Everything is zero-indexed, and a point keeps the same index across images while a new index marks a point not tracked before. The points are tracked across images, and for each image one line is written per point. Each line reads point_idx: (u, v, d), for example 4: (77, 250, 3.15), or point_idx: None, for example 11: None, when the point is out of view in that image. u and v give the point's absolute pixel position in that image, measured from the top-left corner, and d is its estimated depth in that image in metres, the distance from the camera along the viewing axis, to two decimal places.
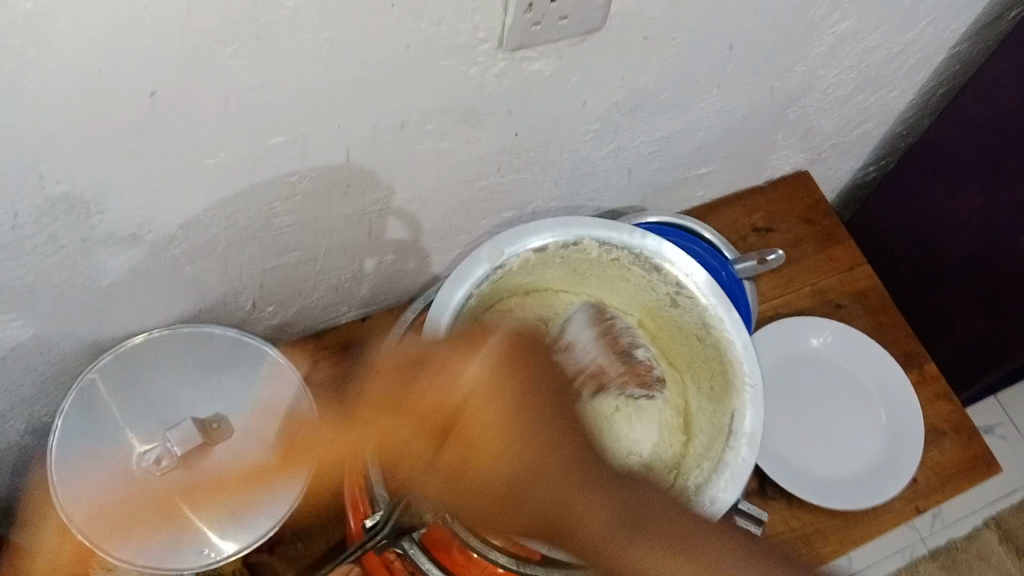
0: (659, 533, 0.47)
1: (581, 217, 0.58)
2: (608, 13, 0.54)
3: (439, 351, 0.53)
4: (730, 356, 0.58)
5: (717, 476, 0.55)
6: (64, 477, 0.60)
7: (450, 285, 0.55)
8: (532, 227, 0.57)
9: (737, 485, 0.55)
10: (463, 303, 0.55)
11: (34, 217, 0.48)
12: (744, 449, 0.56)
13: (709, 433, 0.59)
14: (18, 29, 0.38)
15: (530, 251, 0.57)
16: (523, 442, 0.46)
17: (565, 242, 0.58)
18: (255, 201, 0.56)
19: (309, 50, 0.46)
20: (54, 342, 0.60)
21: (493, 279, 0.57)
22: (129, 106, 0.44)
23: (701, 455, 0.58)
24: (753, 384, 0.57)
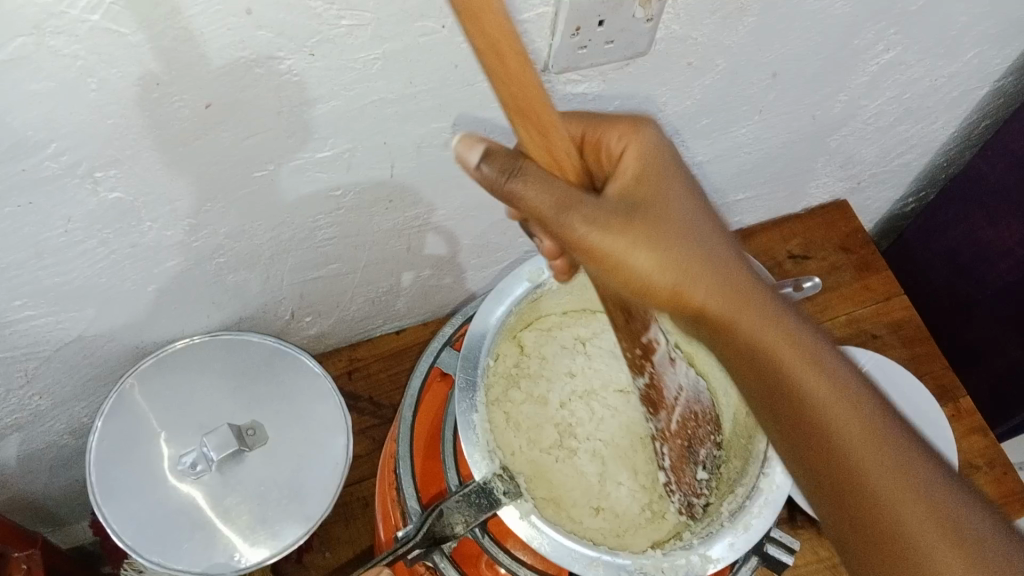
0: (821, 368, 0.44)
1: None
2: (654, 39, 0.55)
3: (478, 364, 0.51)
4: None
5: (750, 501, 0.49)
6: (103, 477, 0.62)
7: (489, 303, 0.54)
8: None
9: (772, 511, 0.49)
10: (503, 319, 0.54)
11: (89, 221, 0.50)
12: (780, 476, 0.50)
13: (743, 459, 0.53)
14: (87, 39, 0.39)
15: None
16: (702, 233, 0.44)
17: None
18: (299, 213, 0.57)
19: (361, 67, 0.47)
20: (99, 344, 0.62)
21: (533, 297, 0.57)
22: (186, 116, 0.46)
23: (735, 481, 0.52)
24: None
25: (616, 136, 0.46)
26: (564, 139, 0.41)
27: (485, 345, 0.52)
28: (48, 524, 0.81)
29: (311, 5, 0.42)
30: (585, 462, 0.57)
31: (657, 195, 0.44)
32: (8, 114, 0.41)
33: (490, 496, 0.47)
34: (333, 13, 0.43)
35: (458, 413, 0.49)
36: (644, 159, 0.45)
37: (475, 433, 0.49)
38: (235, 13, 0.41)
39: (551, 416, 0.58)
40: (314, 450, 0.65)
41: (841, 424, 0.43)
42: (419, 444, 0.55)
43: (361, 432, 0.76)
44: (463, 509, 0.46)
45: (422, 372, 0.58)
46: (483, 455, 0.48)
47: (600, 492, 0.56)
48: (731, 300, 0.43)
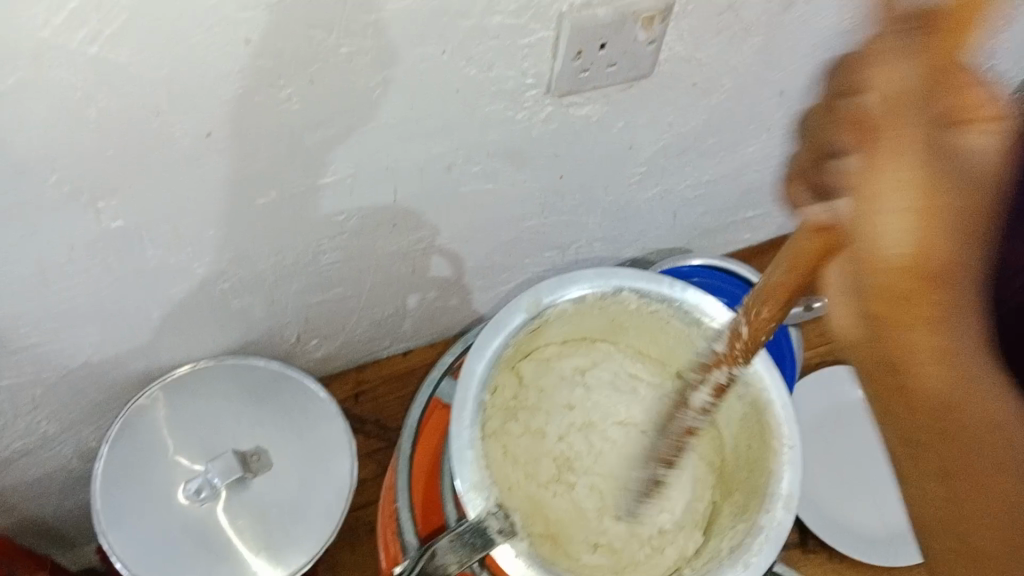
0: (1008, 427, 0.30)
1: (619, 266, 0.55)
2: (657, 60, 0.54)
3: (472, 399, 0.50)
4: (769, 416, 0.52)
5: (750, 539, 0.49)
6: (108, 503, 0.61)
7: (486, 333, 0.53)
8: (570, 276, 0.55)
9: (773, 548, 0.48)
10: (500, 350, 0.53)
11: (92, 248, 0.50)
12: (781, 511, 0.49)
13: (746, 493, 0.54)
14: (86, 71, 0.39)
15: (570, 300, 0.55)
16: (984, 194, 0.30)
17: (604, 293, 0.56)
18: (303, 238, 0.57)
19: (362, 94, 0.47)
20: (104, 369, 0.62)
21: (531, 327, 0.55)
22: (188, 145, 0.46)
23: (737, 517, 0.53)
24: (793, 446, 0.51)
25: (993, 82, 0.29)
26: (921, 64, 0.29)
27: (480, 379, 0.51)
28: (57, 547, 0.81)
29: (310, 34, 0.42)
30: (584, 494, 0.60)
31: (995, 146, 0.29)
32: (9, 145, 0.41)
33: (484, 536, 0.46)
34: (333, 41, 0.43)
35: (453, 448, 0.49)
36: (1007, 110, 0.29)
37: (468, 470, 0.48)
38: (233, 44, 0.41)
39: (549, 450, 0.61)
40: (319, 474, 0.65)
41: (985, 461, 0.30)
42: (419, 475, 0.55)
43: (366, 455, 0.75)
44: (456, 549, 0.46)
45: (421, 404, 0.57)
46: (477, 495, 0.47)
47: (597, 527, 0.59)
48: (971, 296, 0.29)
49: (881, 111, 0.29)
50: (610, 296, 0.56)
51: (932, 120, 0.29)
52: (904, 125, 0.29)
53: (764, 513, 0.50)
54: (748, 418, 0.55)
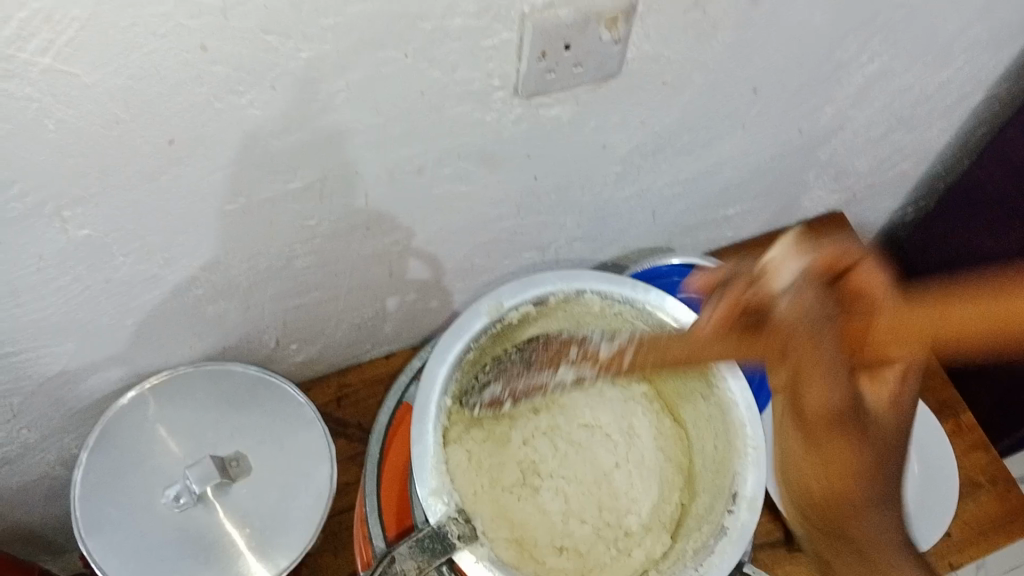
0: None
1: (580, 269, 0.57)
2: (624, 59, 0.54)
3: (433, 405, 0.51)
4: (733, 416, 0.54)
5: (712, 542, 0.51)
6: (87, 509, 0.61)
7: (448, 337, 0.54)
8: (531, 279, 0.57)
9: (736, 549, 0.50)
10: (462, 356, 0.54)
11: (60, 258, 0.50)
12: (745, 513, 0.51)
13: (711, 494, 0.55)
14: (41, 82, 0.39)
15: (531, 303, 0.56)
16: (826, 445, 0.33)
17: (566, 296, 0.57)
18: (276, 243, 0.57)
19: (325, 99, 0.47)
20: (82, 377, 0.62)
21: (494, 332, 0.56)
22: (149, 153, 0.46)
23: (702, 517, 0.54)
24: (757, 446, 0.53)
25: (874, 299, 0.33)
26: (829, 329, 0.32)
27: (441, 384, 0.52)
28: (47, 553, 0.81)
29: (268, 40, 0.42)
30: (548, 499, 0.61)
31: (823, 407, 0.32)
32: None
33: (444, 542, 0.47)
34: (291, 47, 0.43)
35: (414, 454, 0.50)
36: (888, 319, 0.33)
37: (429, 476, 0.49)
38: (189, 51, 0.41)
39: (513, 454, 0.61)
40: (297, 481, 0.65)
41: None
42: (389, 481, 0.57)
43: (349, 460, 0.75)
44: (416, 555, 0.47)
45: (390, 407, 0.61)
46: (437, 499, 0.49)
47: (563, 530, 0.59)
48: (874, 462, 0.33)
49: (814, 347, 0.32)
50: (573, 298, 0.57)
51: (825, 367, 0.32)
52: (822, 358, 0.31)
53: (728, 514, 0.51)
54: (714, 417, 0.57)
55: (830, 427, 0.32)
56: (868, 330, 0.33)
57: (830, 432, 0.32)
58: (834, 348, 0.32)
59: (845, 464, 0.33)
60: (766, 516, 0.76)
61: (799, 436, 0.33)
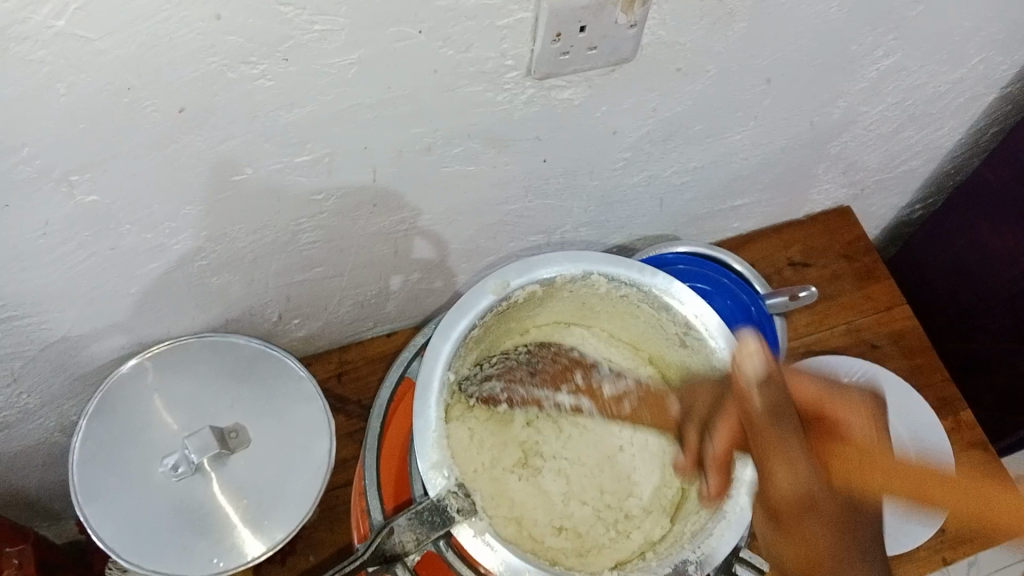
0: None
1: (589, 250, 0.57)
2: (639, 44, 0.54)
3: (437, 379, 0.51)
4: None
5: (711, 525, 0.51)
6: (84, 476, 0.62)
7: (452, 315, 0.54)
8: (539, 258, 0.57)
9: (736, 533, 0.50)
10: (466, 333, 0.54)
11: (66, 223, 0.50)
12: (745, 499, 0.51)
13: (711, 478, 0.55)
14: (53, 45, 0.39)
15: (537, 283, 0.56)
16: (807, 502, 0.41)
17: (573, 277, 0.57)
18: (282, 217, 0.57)
19: (337, 73, 0.47)
20: (84, 344, 0.62)
21: (499, 310, 0.56)
22: (159, 121, 0.45)
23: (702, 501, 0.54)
24: None
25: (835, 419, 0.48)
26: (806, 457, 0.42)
27: (445, 359, 0.52)
28: (43, 519, 0.82)
29: (282, 11, 0.42)
30: (550, 480, 0.61)
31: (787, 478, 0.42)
32: None
33: (443, 515, 0.47)
34: (305, 19, 0.43)
35: (416, 428, 0.50)
36: (858, 449, 0.45)
37: (430, 450, 0.50)
38: (203, 19, 0.40)
39: (516, 434, 0.61)
40: (296, 455, 0.65)
41: None
42: (389, 455, 0.57)
43: (347, 436, 0.75)
44: (414, 527, 0.47)
45: (391, 384, 0.61)
46: (438, 474, 0.49)
47: (562, 511, 0.59)
48: (840, 530, 0.41)
49: (773, 429, 0.44)
50: (579, 280, 0.57)
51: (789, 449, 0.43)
52: (783, 441, 0.43)
53: (728, 498, 0.51)
54: None
55: (800, 510, 0.42)
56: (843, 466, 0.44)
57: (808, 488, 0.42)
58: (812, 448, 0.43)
59: (823, 517, 0.41)
60: None
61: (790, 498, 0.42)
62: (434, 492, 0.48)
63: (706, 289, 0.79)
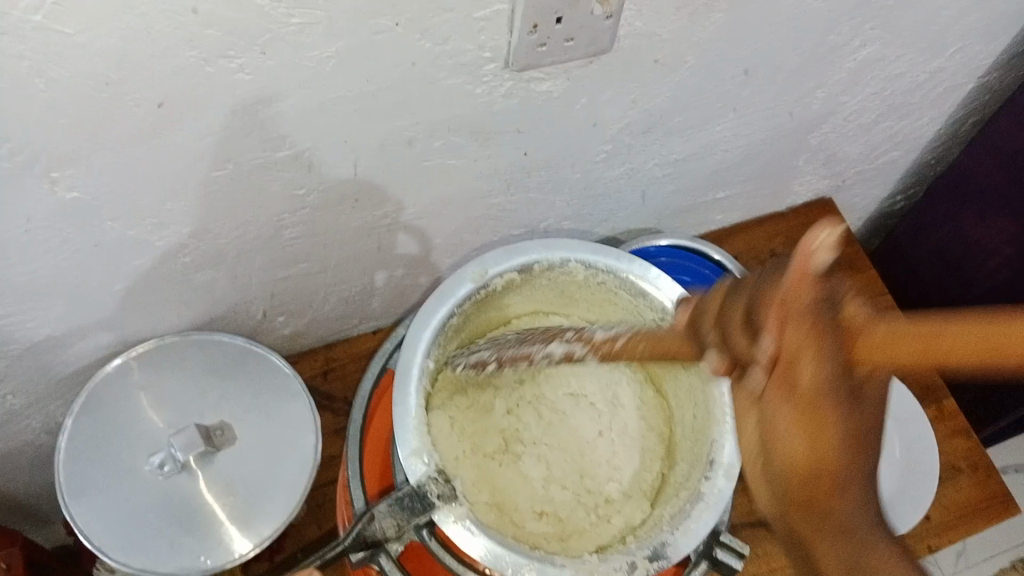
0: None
1: (565, 238, 0.57)
2: (617, 36, 0.54)
3: (416, 366, 0.52)
4: (712, 385, 0.55)
5: (689, 506, 0.51)
6: (70, 476, 0.61)
7: (432, 302, 0.55)
8: (519, 247, 0.57)
9: (713, 515, 0.51)
10: (445, 320, 0.55)
11: (48, 219, 0.50)
12: (722, 481, 0.51)
13: (690, 462, 0.56)
14: (31, 38, 0.39)
15: (516, 271, 0.57)
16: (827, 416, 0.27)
17: (551, 264, 0.57)
18: (265, 212, 0.57)
19: (317, 66, 0.47)
20: (69, 343, 0.62)
21: (478, 298, 0.57)
22: (140, 115, 0.45)
23: (680, 484, 0.55)
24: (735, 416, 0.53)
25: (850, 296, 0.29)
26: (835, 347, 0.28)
27: (424, 346, 0.53)
28: (31, 522, 0.81)
29: (259, 4, 0.42)
30: (530, 465, 0.61)
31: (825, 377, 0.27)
32: None
33: (423, 500, 0.48)
34: (284, 12, 0.43)
35: (396, 415, 0.50)
36: (888, 323, 0.28)
37: (410, 437, 0.50)
38: (182, 12, 0.41)
39: (496, 422, 0.62)
40: (283, 451, 0.65)
41: None
42: (373, 446, 0.58)
43: (334, 433, 0.76)
44: (395, 513, 0.48)
45: (374, 374, 0.62)
46: (418, 460, 0.50)
47: (544, 496, 0.59)
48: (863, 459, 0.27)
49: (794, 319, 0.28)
50: (557, 268, 0.58)
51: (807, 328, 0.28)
52: (815, 333, 0.28)
53: (706, 480, 0.52)
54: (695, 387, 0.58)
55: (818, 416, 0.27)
56: (859, 332, 0.28)
57: (822, 402, 0.27)
58: (829, 328, 0.28)
59: (830, 441, 0.27)
60: (746, 496, 0.77)
61: (795, 412, 0.28)
62: (415, 478, 0.49)
63: (690, 282, 0.80)
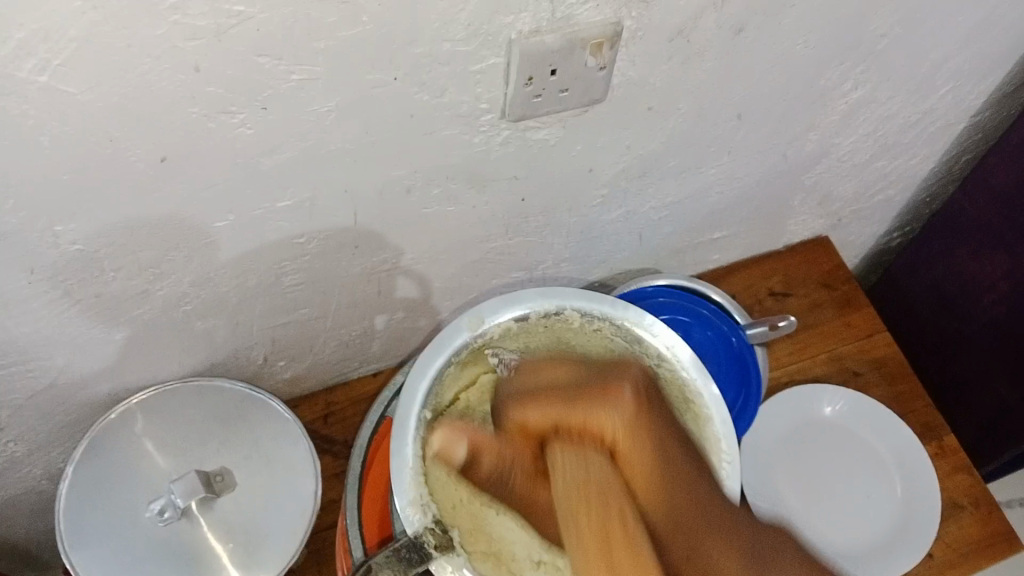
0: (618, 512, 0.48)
1: (562, 287, 0.60)
2: (610, 84, 0.56)
3: (413, 417, 0.54)
4: (709, 432, 0.58)
5: None
6: (72, 523, 0.61)
7: (429, 353, 0.57)
8: (514, 297, 0.59)
9: None
10: (442, 369, 0.57)
11: (52, 272, 0.50)
12: None
13: None
14: (36, 98, 0.40)
15: (511, 321, 0.59)
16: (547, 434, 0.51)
17: (547, 313, 0.60)
18: (265, 260, 0.58)
19: (316, 119, 0.48)
20: (70, 392, 0.62)
21: (475, 348, 0.59)
22: (142, 170, 0.46)
23: None
24: (731, 462, 0.56)
25: (588, 408, 0.50)
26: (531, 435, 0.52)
27: (422, 397, 0.55)
28: (31, 568, 0.81)
29: (260, 62, 0.43)
30: None
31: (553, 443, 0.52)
32: None
33: (421, 551, 0.49)
34: (284, 69, 0.44)
35: (393, 467, 0.52)
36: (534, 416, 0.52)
37: (407, 488, 0.51)
38: (183, 70, 0.42)
39: None
40: (283, 497, 0.65)
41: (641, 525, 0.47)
42: (371, 497, 0.59)
43: (333, 477, 0.75)
44: (393, 564, 0.48)
45: (372, 424, 0.64)
46: (415, 511, 0.51)
47: None
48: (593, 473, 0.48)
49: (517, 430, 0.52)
50: (553, 315, 0.60)
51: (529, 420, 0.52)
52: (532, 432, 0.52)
53: None
54: None
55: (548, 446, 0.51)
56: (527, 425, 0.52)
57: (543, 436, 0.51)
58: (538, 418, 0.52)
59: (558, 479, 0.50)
60: None
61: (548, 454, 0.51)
62: (411, 528, 0.51)
63: (687, 321, 0.80)
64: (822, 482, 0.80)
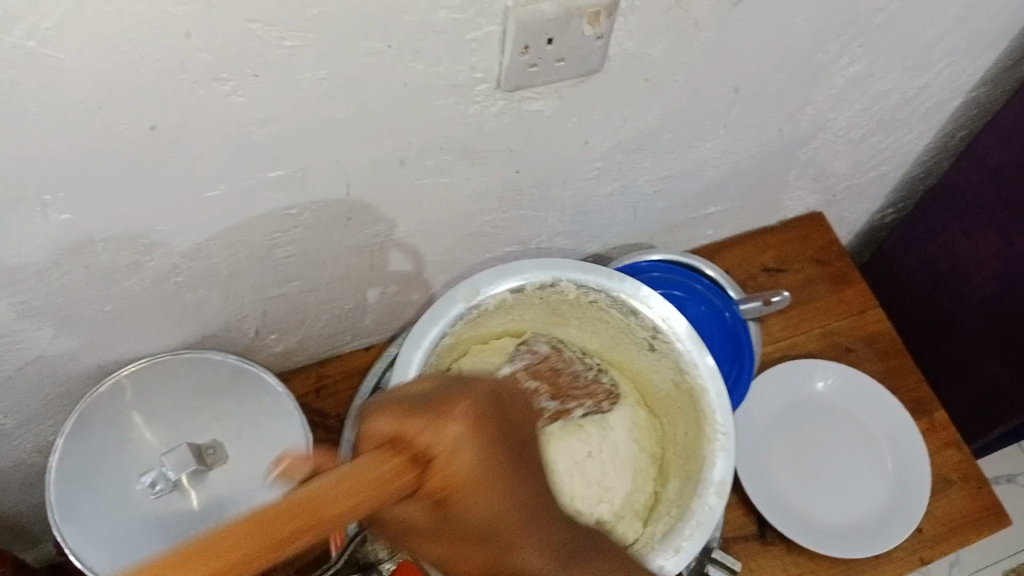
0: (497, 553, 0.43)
1: (558, 259, 0.60)
2: (607, 56, 0.55)
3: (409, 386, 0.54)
4: (705, 403, 0.59)
5: (683, 526, 0.56)
6: (62, 496, 0.61)
7: (425, 324, 0.57)
8: (510, 268, 0.59)
9: (704, 535, 0.55)
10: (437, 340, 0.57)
11: (41, 243, 0.50)
12: (712, 499, 0.56)
13: (682, 480, 0.61)
14: (22, 66, 0.39)
15: (507, 291, 0.59)
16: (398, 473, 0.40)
17: (542, 284, 0.60)
18: (258, 232, 0.58)
19: (309, 88, 0.47)
20: (60, 365, 0.62)
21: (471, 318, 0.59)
22: (131, 140, 0.46)
23: (674, 502, 0.60)
24: (725, 433, 0.58)
25: (425, 423, 0.41)
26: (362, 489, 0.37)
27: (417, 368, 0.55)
28: (24, 540, 0.81)
29: (251, 28, 0.42)
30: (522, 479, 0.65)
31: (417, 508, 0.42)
32: None
33: None
34: (275, 36, 0.43)
35: None
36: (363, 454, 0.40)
37: None
38: (173, 38, 0.41)
39: None
40: None
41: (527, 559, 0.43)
42: None
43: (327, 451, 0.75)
44: None
45: (367, 395, 0.66)
46: None
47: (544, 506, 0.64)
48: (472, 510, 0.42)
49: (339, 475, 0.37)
50: (549, 286, 0.60)
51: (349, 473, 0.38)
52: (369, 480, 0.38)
53: (697, 499, 0.56)
54: (688, 407, 0.62)
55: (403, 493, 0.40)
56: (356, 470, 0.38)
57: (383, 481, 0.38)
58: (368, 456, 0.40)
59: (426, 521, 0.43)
60: (739, 509, 0.77)
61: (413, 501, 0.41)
62: None
63: (681, 296, 0.81)
64: (815, 457, 0.81)
